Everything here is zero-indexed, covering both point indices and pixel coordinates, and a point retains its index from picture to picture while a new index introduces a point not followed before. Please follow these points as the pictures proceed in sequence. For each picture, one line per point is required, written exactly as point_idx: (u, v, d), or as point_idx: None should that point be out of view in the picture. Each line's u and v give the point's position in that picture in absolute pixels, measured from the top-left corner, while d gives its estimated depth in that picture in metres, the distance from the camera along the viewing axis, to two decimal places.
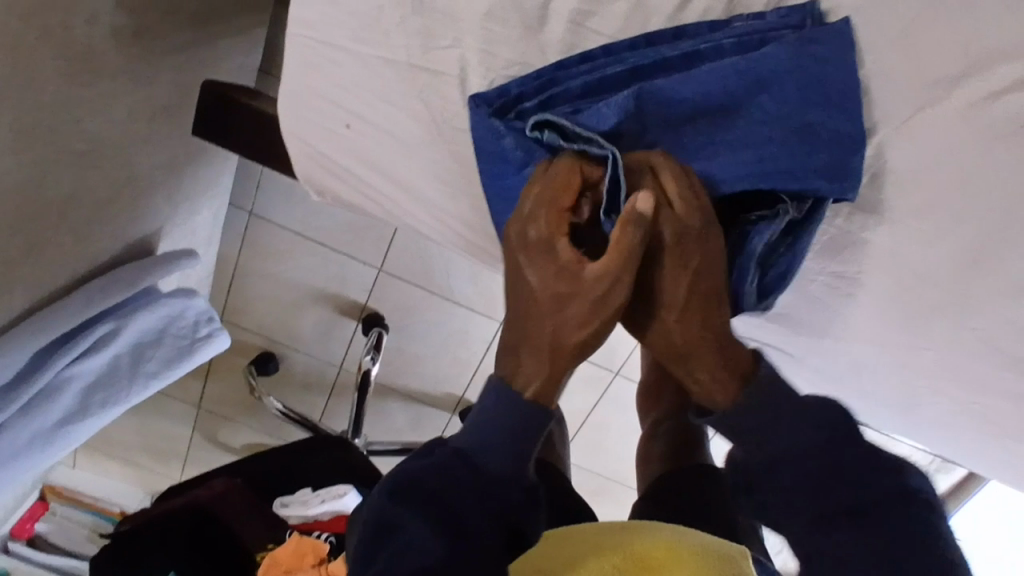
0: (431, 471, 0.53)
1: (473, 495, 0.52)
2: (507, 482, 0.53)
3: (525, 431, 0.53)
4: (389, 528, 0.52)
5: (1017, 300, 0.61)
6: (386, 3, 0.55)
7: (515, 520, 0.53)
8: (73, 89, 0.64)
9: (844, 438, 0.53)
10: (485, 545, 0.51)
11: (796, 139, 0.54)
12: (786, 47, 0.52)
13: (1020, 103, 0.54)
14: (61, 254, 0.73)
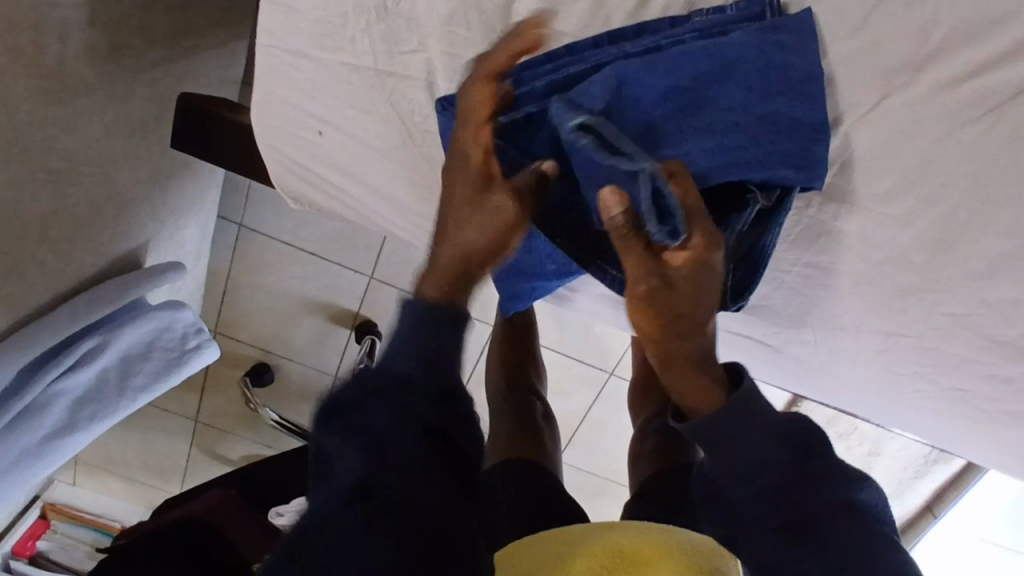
0: (352, 387, 0.46)
1: (396, 404, 0.45)
2: (425, 382, 0.45)
3: (435, 327, 0.47)
4: (323, 458, 0.46)
5: (991, 285, 0.62)
6: (350, 10, 0.55)
7: (446, 434, 0.46)
8: (49, 107, 0.65)
9: (797, 452, 0.57)
10: (416, 466, 0.44)
11: (761, 126, 0.55)
12: (749, 38, 0.52)
13: (984, 86, 0.54)
14: (45, 271, 0.74)
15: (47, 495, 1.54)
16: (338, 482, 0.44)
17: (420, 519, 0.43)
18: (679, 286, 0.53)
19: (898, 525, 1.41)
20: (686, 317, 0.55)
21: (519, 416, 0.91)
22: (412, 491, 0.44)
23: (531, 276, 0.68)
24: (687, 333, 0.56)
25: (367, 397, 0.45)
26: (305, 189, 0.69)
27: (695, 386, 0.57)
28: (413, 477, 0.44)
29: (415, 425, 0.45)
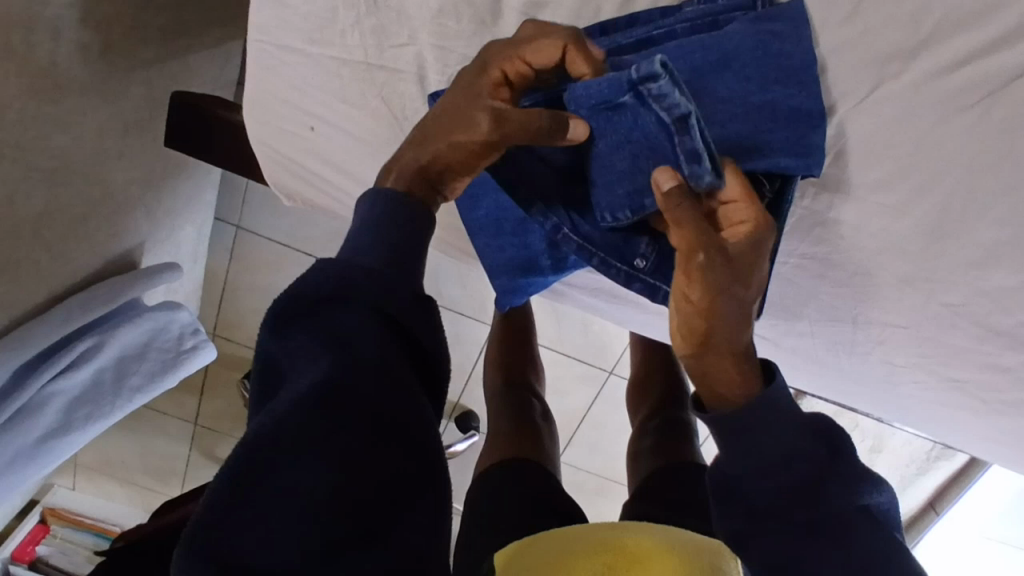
0: (314, 288, 0.46)
1: (363, 303, 0.46)
2: (399, 286, 0.47)
3: (403, 235, 0.49)
4: (277, 360, 0.45)
5: (988, 274, 0.61)
6: (340, 4, 0.55)
7: (410, 337, 0.48)
8: (41, 106, 0.65)
9: (828, 453, 0.53)
10: (380, 357, 0.45)
11: (761, 116, 0.54)
12: (742, 26, 0.53)
13: (976, 74, 0.53)
14: (38, 271, 0.74)
15: (47, 500, 1.53)
16: (298, 378, 0.44)
17: (384, 415, 0.44)
18: (735, 257, 0.51)
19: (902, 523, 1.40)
20: (743, 293, 0.51)
21: (517, 415, 0.91)
22: (379, 388, 0.45)
23: (528, 270, 0.67)
24: (740, 316, 0.52)
25: (332, 295, 0.46)
26: (299, 186, 0.69)
27: (738, 373, 0.53)
28: (379, 375, 0.45)
29: (381, 324, 0.46)
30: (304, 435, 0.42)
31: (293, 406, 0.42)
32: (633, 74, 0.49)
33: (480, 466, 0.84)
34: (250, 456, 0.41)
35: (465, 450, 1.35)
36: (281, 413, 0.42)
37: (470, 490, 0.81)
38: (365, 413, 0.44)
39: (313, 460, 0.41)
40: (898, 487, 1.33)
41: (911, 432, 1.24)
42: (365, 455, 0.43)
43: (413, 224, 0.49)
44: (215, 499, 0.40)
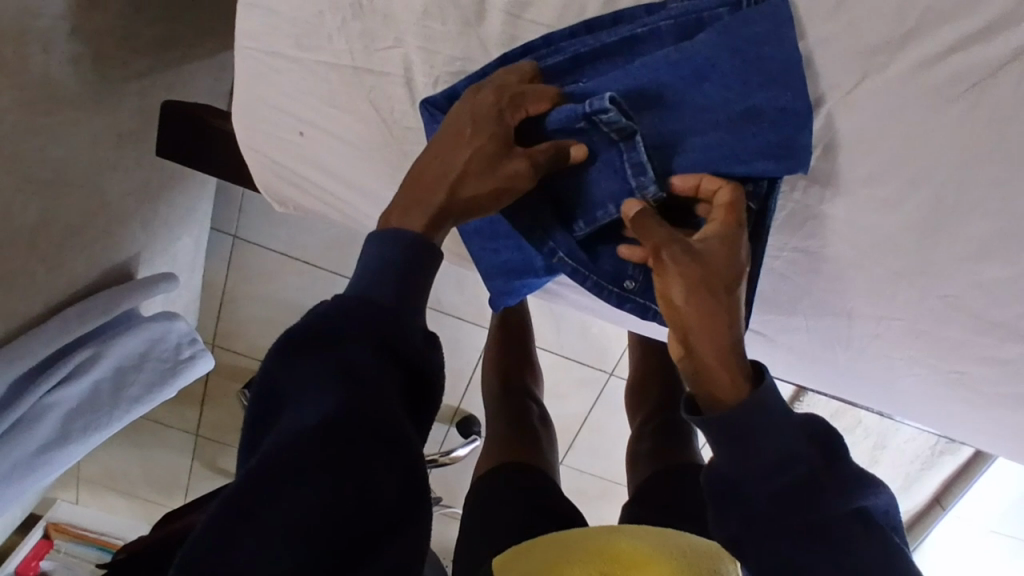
0: (317, 319, 0.46)
1: (363, 330, 0.45)
2: (406, 313, 0.47)
3: (406, 261, 0.48)
4: (276, 391, 0.45)
5: (982, 265, 0.61)
6: (326, 9, 0.55)
7: (410, 363, 0.47)
8: (34, 118, 0.65)
9: (825, 455, 0.52)
10: (375, 381, 0.44)
11: (744, 118, 0.54)
12: (719, 33, 0.52)
13: (964, 64, 0.53)
14: (35, 282, 0.74)
15: (50, 515, 1.53)
16: (297, 407, 0.43)
17: (381, 440, 0.43)
18: (703, 250, 0.52)
19: (909, 520, 1.39)
20: (715, 284, 0.51)
21: (514, 419, 0.90)
22: (377, 414, 0.43)
23: (523, 272, 0.63)
24: (717, 308, 0.51)
25: (333, 322, 0.45)
26: (291, 192, 0.69)
27: (728, 371, 0.51)
28: (378, 400, 0.44)
29: (379, 349, 0.45)
30: (300, 461, 0.40)
31: (292, 432, 0.41)
32: (593, 104, 0.52)
33: (479, 471, 0.84)
34: (249, 481, 0.40)
35: (467, 456, 1.35)
36: (280, 439, 0.41)
37: (468, 495, 0.80)
38: (363, 438, 0.42)
39: (310, 486, 0.40)
40: (902, 485, 1.32)
41: (915, 427, 1.24)
42: (363, 481, 0.42)
43: (417, 257, 0.48)
44: (214, 522, 0.39)
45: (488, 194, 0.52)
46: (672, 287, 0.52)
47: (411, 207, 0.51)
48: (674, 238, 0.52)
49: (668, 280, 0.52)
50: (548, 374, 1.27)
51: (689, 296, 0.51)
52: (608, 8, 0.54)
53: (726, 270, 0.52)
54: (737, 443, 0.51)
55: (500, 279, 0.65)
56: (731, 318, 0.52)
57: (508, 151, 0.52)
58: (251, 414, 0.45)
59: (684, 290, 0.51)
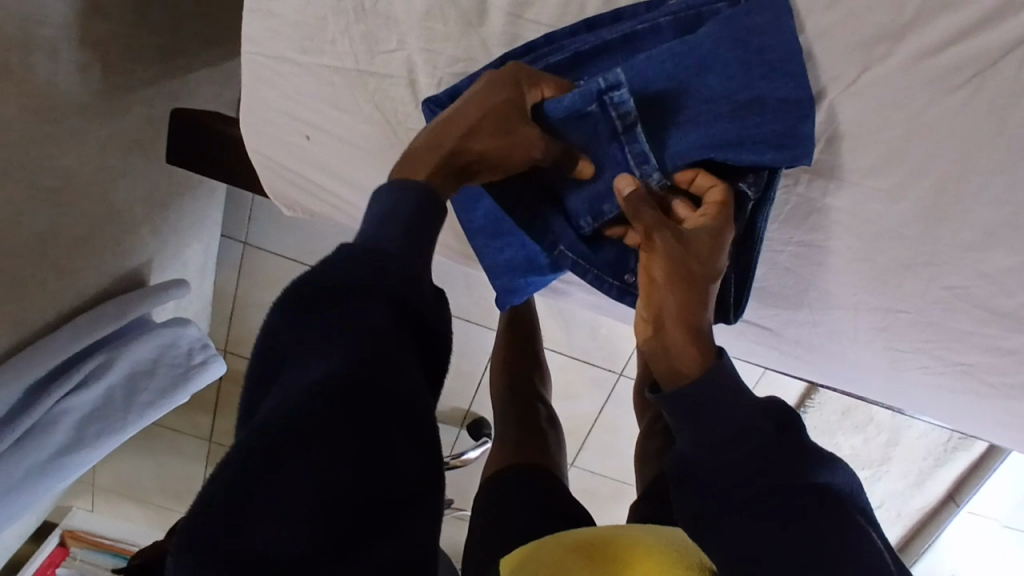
0: (328, 275, 0.42)
1: (379, 288, 0.42)
2: (419, 280, 0.44)
3: (415, 227, 0.46)
4: (282, 351, 0.41)
5: (987, 253, 0.62)
6: (328, 13, 0.56)
7: (423, 325, 0.44)
8: (43, 126, 0.67)
9: (784, 433, 0.50)
10: (386, 346, 0.40)
11: (748, 108, 0.53)
12: (720, 24, 0.52)
13: (964, 54, 0.53)
14: (46, 290, 0.76)
15: (66, 523, 1.55)
16: (309, 366, 0.39)
17: (397, 408, 0.39)
18: (691, 238, 0.53)
19: (923, 517, 1.37)
20: (692, 269, 0.53)
21: (523, 421, 0.90)
22: (394, 376, 0.40)
23: (528, 271, 0.64)
24: (687, 289, 0.53)
25: (348, 279, 0.42)
26: (297, 196, 0.70)
27: (690, 349, 0.52)
28: (396, 362, 0.40)
29: (393, 311, 0.42)
30: (311, 427, 0.36)
31: (303, 392, 0.37)
32: (599, 87, 0.54)
33: (487, 473, 0.84)
34: (257, 443, 0.36)
35: (477, 458, 1.35)
36: (287, 400, 0.37)
37: (476, 498, 0.80)
38: (386, 402, 0.39)
39: (321, 458, 0.36)
40: (916, 481, 1.31)
41: (927, 423, 1.23)
42: (382, 455, 0.38)
43: (427, 222, 0.47)
44: (217, 497, 0.35)
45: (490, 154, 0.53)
46: (651, 264, 0.54)
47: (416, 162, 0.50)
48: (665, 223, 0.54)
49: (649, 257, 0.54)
50: (558, 374, 1.27)
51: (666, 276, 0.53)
52: (607, 5, 0.54)
53: (706, 261, 0.53)
54: (698, 415, 0.51)
55: (504, 278, 0.65)
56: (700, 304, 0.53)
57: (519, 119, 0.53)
58: (250, 372, 0.42)
59: (661, 267, 0.53)
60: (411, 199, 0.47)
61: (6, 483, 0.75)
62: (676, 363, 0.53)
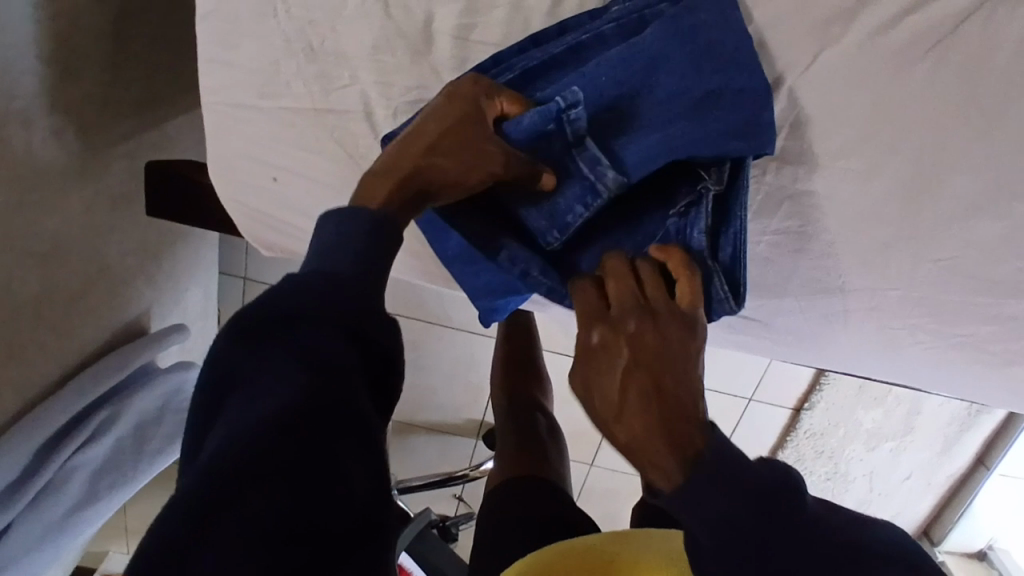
0: (273, 309, 0.44)
1: (332, 316, 0.44)
2: (373, 293, 0.47)
3: (364, 258, 0.48)
4: (230, 371, 0.43)
5: (971, 223, 0.61)
6: (281, 56, 0.57)
7: (377, 349, 0.47)
8: (22, 194, 0.68)
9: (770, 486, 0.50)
10: (337, 376, 0.43)
11: (700, 100, 0.53)
12: (663, 26, 0.52)
13: (913, 28, 0.54)
14: (45, 350, 0.77)
15: (103, 569, 1.57)
16: (262, 395, 0.41)
17: (346, 429, 0.43)
18: (643, 326, 0.52)
19: (954, 484, 1.34)
20: (648, 363, 0.50)
21: (523, 432, 0.92)
22: (345, 399, 0.43)
23: (506, 291, 0.64)
24: (651, 384, 0.50)
25: (296, 307, 0.44)
26: (274, 238, 0.70)
27: (671, 452, 0.48)
28: (341, 393, 0.43)
29: (346, 338, 0.45)
30: (267, 452, 0.39)
31: (253, 418, 0.40)
32: (564, 107, 0.52)
33: (491, 487, 0.87)
34: (211, 471, 0.38)
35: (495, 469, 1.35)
36: (235, 419, 0.40)
37: (481, 508, 0.84)
38: (337, 426, 0.42)
39: (278, 478, 0.39)
40: (943, 448, 1.29)
41: (942, 397, 1.21)
42: (332, 474, 0.41)
43: (379, 253, 0.49)
44: (174, 525, 0.36)
45: (450, 177, 0.52)
46: (604, 372, 0.51)
47: (377, 186, 0.51)
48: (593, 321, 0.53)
49: (596, 370, 0.52)
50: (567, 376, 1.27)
51: (625, 377, 0.50)
52: (554, 20, 0.55)
53: (664, 351, 0.51)
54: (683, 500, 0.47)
55: (486, 299, 0.65)
56: (676, 401, 0.49)
57: (477, 139, 0.52)
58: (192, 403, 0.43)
59: (614, 371, 0.51)
60: (364, 230, 0.48)
61: (25, 543, 0.77)
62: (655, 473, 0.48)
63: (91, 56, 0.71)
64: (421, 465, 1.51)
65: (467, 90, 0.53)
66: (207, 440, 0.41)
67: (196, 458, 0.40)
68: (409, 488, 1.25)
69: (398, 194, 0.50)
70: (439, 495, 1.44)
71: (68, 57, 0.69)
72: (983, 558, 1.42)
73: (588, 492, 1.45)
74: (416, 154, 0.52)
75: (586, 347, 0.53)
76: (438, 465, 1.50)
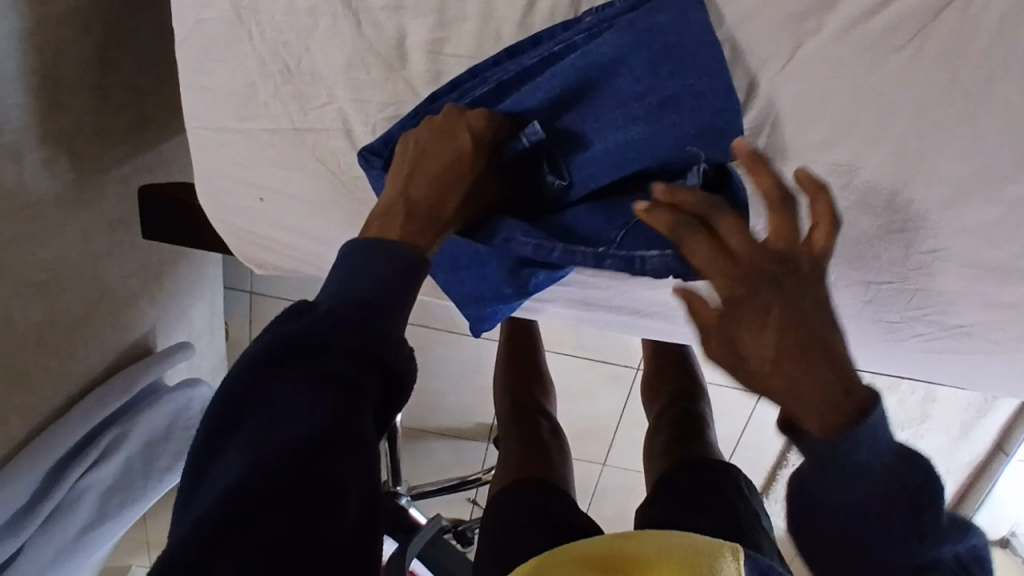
0: (281, 338, 0.43)
1: (348, 342, 0.43)
2: (390, 306, 0.45)
3: (381, 282, 0.46)
4: (246, 397, 0.42)
5: (962, 211, 0.60)
6: (257, 79, 0.58)
7: (391, 371, 0.44)
8: (19, 226, 0.70)
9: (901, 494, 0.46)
10: (345, 406, 0.41)
11: (667, 118, 0.51)
12: (619, 33, 0.50)
13: (894, 17, 0.53)
14: (50, 375, 0.79)
15: None
16: (278, 423, 0.40)
17: (350, 460, 0.41)
18: (781, 271, 0.44)
19: (973, 470, 1.32)
20: (790, 315, 0.44)
21: (524, 435, 0.95)
22: (351, 429, 0.41)
23: (492, 301, 0.63)
24: (798, 340, 0.44)
25: (308, 331, 0.43)
26: (265, 256, 0.70)
27: (826, 403, 0.44)
28: (351, 414, 0.41)
29: (357, 361, 0.42)
30: (266, 490, 0.38)
31: (269, 446, 0.40)
32: (524, 142, 0.54)
33: (494, 488, 0.88)
34: (227, 499, 0.38)
35: None
36: (255, 440, 0.40)
37: (484, 513, 0.85)
38: (341, 456, 0.40)
39: (278, 516, 0.38)
40: (959, 435, 1.27)
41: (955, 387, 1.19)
42: (334, 506, 0.40)
43: (389, 277, 0.47)
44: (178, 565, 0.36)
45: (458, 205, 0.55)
46: (742, 331, 0.45)
47: (388, 219, 0.51)
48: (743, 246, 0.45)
49: (738, 331, 0.45)
50: (575, 376, 1.26)
51: (781, 330, 0.44)
52: (525, 30, 0.54)
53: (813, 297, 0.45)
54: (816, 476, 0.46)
55: (471, 308, 0.64)
56: (829, 348, 0.44)
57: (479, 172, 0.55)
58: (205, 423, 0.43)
59: (759, 328, 0.44)
60: (368, 252, 0.47)
61: (38, 563, 0.80)
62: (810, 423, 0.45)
63: (78, 83, 0.72)
64: (435, 470, 1.52)
65: (469, 126, 0.54)
66: (218, 465, 0.40)
67: (207, 484, 0.40)
68: (422, 493, 1.26)
69: (423, 234, 0.51)
70: (453, 499, 1.45)
71: (56, 87, 0.70)
72: (1006, 545, 1.39)
73: (601, 491, 1.45)
74: (438, 195, 0.53)
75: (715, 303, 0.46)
76: (451, 469, 1.51)
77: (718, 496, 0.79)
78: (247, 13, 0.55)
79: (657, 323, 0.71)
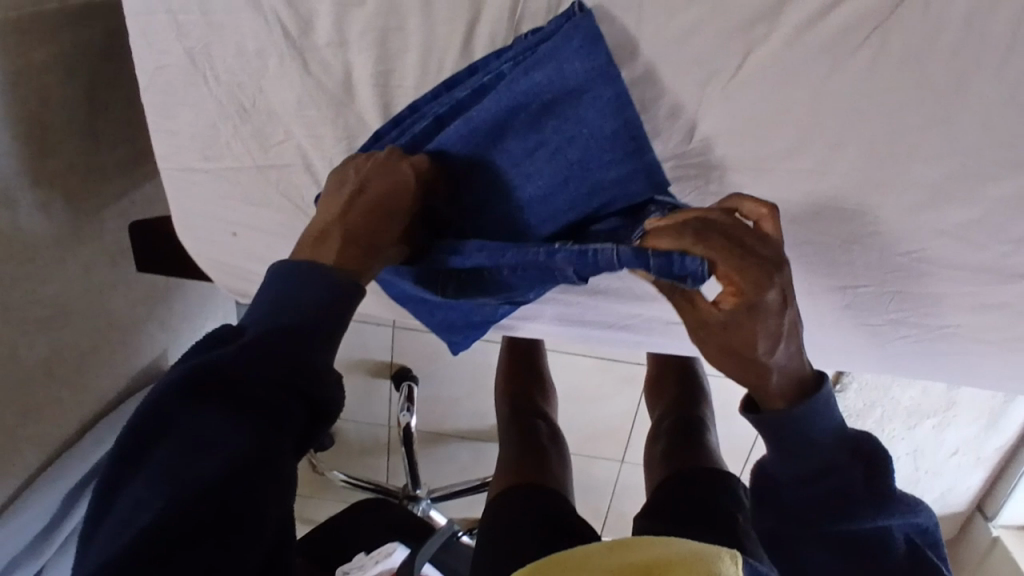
0: (204, 366, 0.46)
1: (272, 376, 0.46)
2: (321, 333, 0.49)
3: (309, 306, 0.49)
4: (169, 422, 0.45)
5: (941, 210, 0.57)
6: (217, 120, 0.59)
7: (313, 399, 0.48)
8: (20, 267, 0.73)
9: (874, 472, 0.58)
10: (267, 438, 0.45)
11: (557, 169, 0.55)
12: (543, 67, 0.51)
13: (848, 16, 0.50)
14: (62, 405, 0.83)
15: None
16: (194, 453, 0.44)
17: (274, 483, 0.45)
18: (784, 269, 0.51)
19: (1007, 458, 1.26)
20: (790, 311, 0.51)
21: (527, 439, 0.96)
22: (275, 459, 0.45)
23: (463, 326, 0.66)
24: (789, 330, 0.52)
25: (231, 363, 0.46)
26: (246, 286, 0.72)
27: (792, 382, 0.56)
28: (276, 445, 0.45)
29: (280, 392, 0.46)
30: (184, 516, 0.42)
31: (189, 469, 0.43)
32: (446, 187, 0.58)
33: (494, 491, 0.89)
34: (145, 529, 0.41)
35: None
36: (172, 466, 0.43)
37: (483, 516, 0.85)
38: (263, 481, 0.44)
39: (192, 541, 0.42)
40: (989, 421, 1.21)
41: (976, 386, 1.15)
42: (252, 523, 0.44)
43: (323, 304, 0.50)
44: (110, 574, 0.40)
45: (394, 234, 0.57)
46: (753, 328, 0.51)
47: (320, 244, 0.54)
48: (763, 256, 0.50)
49: (743, 325, 0.51)
50: (587, 376, 1.26)
51: (786, 321, 0.51)
52: (467, 58, 0.54)
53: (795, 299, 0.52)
54: (804, 447, 0.57)
55: (443, 332, 0.68)
56: (796, 336, 0.53)
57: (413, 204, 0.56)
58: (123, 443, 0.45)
59: (766, 327, 0.51)
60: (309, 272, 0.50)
61: None
62: (778, 402, 0.56)
63: (66, 128, 0.74)
64: (456, 471, 1.54)
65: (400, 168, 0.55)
66: (133, 490, 0.44)
67: (126, 501, 0.43)
68: (442, 496, 1.28)
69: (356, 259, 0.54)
70: (474, 500, 1.47)
71: (44, 133, 0.72)
72: None
73: (621, 488, 1.44)
74: (374, 229, 0.55)
75: (730, 304, 0.50)
76: (472, 470, 1.53)
77: (711, 507, 0.77)
78: (201, 59, 0.56)
79: (636, 336, 0.70)
